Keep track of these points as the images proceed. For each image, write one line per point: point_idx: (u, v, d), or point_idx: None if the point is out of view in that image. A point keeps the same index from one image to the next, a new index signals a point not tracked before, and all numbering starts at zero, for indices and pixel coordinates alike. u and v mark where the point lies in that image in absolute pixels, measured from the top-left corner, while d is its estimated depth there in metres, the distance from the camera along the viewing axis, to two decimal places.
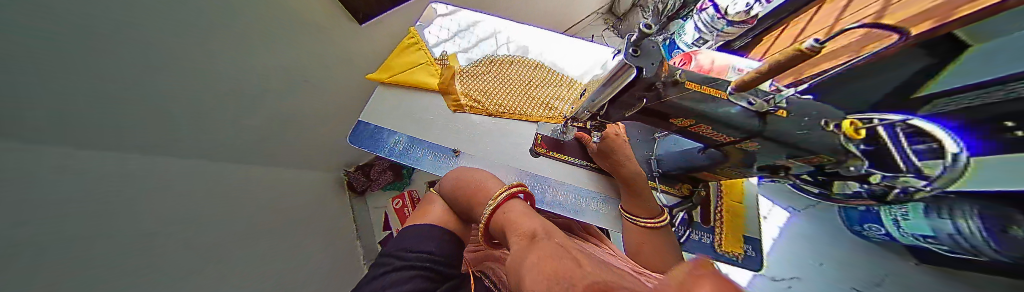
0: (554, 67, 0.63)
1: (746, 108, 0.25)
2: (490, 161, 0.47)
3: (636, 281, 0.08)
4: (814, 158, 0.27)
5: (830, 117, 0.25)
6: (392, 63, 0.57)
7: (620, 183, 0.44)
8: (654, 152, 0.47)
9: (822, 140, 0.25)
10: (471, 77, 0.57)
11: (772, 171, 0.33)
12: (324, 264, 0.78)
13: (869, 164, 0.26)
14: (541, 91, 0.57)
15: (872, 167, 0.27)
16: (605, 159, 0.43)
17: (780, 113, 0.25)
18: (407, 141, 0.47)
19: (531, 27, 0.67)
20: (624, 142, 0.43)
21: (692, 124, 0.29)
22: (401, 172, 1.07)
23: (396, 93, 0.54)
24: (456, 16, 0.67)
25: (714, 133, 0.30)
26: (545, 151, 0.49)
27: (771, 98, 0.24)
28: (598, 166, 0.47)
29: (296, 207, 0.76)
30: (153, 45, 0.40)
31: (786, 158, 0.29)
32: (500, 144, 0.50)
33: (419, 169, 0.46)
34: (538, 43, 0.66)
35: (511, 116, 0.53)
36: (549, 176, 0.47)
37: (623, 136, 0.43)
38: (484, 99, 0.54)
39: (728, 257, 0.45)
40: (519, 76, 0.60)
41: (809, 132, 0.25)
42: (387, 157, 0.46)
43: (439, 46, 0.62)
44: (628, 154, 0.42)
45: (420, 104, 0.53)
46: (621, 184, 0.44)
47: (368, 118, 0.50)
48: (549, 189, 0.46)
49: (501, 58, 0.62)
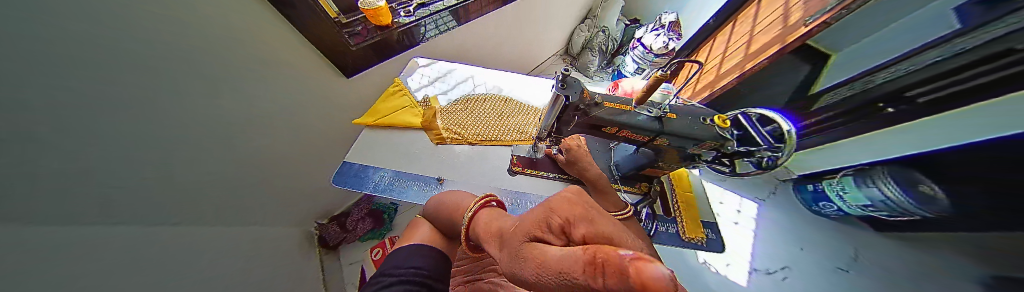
0: (522, 100, 0.75)
1: (649, 117, 0.36)
2: (472, 184, 0.52)
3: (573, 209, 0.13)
4: (706, 144, 0.37)
5: (705, 115, 0.37)
6: (378, 108, 0.64)
7: (588, 185, 0.50)
8: (613, 160, 0.57)
9: (703, 130, 0.36)
10: (451, 113, 0.66)
11: (689, 159, 0.43)
12: None
13: (737, 143, 0.37)
14: (512, 120, 0.67)
15: (742, 146, 0.37)
16: (573, 167, 0.51)
17: (669, 116, 0.36)
18: (392, 175, 0.51)
19: (499, 72, 0.81)
20: (585, 152, 0.50)
21: (618, 131, 0.38)
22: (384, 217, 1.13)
23: (382, 134, 0.59)
24: (435, 67, 0.79)
25: (636, 136, 0.39)
26: (521, 169, 0.55)
27: (660, 107, 0.36)
28: (569, 175, 0.54)
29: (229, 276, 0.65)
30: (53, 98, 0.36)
31: (691, 147, 0.38)
32: (480, 169, 0.55)
33: (404, 202, 0.49)
34: (506, 82, 0.79)
35: (488, 143, 0.60)
36: (527, 191, 0.53)
37: (584, 147, 0.51)
38: (463, 130, 0.61)
39: (694, 243, 0.51)
40: (493, 109, 0.70)
41: (691, 127, 0.36)
42: (371, 193, 0.48)
43: (421, 91, 0.71)
44: (590, 160, 0.50)
45: (404, 141, 0.58)
46: (589, 185, 0.50)
47: (354, 158, 0.54)
48: (528, 203, 0.51)
49: (476, 96, 0.73)
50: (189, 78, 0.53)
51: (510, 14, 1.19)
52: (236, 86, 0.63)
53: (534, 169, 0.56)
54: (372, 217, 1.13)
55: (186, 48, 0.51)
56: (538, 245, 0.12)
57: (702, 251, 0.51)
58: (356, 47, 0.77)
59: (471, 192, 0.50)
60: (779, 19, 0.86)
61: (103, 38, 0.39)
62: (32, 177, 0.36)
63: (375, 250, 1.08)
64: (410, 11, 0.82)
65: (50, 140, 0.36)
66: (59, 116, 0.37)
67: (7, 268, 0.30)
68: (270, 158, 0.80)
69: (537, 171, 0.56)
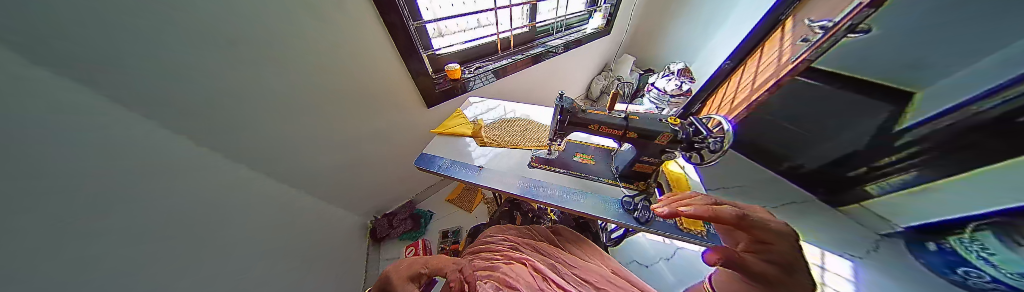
0: (543, 122, 1.00)
1: (620, 118, 0.56)
2: (505, 172, 0.76)
3: (426, 259, 0.55)
4: (664, 136, 0.54)
5: (662, 118, 0.56)
6: (447, 123, 0.99)
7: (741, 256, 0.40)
8: (613, 163, 0.73)
9: (657, 126, 0.54)
10: (492, 128, 0.95)
11: (662, 152, 0.57)
12: None
13: (684, 133, 0.53)
14: (533, 134, 0.91)
15: (689, 135, 0.52)
16: (759, 248, 0.40)
17: (633, 118, 0.56)
18: (450, 162, 0.81)
19: (529, 105, 1.11)
20: (780, 231, 0.40)
21: (599, 127, 0.58)
22: (420, 221, 1.46)
23: (446, 139, 0.92)
24: (483, 103, 1.14)
25: (612, 131, 0.57)
26: (538, 165, 0.77)
27: (622, 113, 0.57)
28: (756, 251, 0.40)
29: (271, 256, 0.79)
30: (194, 107, 0.54)
31: (655, 139, 0.55)
32: (511, 164, 0.79)
33: (456, 178, 0.75)
34: (533, 111, 1.07)
35: (516, 147, 0.84)
36: (542, 180, 0.72)
37: (773, 224, 0.41)
38: (498, 139, 0.88)
39: (693, 234, 0.58)
40: (522, 127, 0.96)
41: (649, 124, 0.54)
42: (437, 169, 0.78)
43: (474, 116, 1.04)
44: (766, 240, 0.39)
45: (461, 144, 0.89)
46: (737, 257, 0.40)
47: (428, 150, 0.86)
48: (541, 188, 0.70)
49: (511, 119, 1.02)
50: (254, 103, 0.66)
51: (538, 71, 1.58)
52: (301, 112, 0.80)
53: (759, 254, 0.39)
54: (412, 220, 1.46)
55: (251, 79, 0.63)
56: (427, 263, 0.53)
57: (703, 243, 0.57)
58: (440, 90, 1.19)
59: (503, 175, 0.74)
60: (776, 58, 0.99)
61: (203, 77, 0.53)
62: (187, 155, 0.55)
63: (410, 249, 1.35)
64: (472, 71, 1.27)
65: (187, 139, 0.54)
66: (198, 118, 0.55)
67: (125, 215, 0.44)
68: (356, 163, 1.13)
69: (783, 263, 0.37)
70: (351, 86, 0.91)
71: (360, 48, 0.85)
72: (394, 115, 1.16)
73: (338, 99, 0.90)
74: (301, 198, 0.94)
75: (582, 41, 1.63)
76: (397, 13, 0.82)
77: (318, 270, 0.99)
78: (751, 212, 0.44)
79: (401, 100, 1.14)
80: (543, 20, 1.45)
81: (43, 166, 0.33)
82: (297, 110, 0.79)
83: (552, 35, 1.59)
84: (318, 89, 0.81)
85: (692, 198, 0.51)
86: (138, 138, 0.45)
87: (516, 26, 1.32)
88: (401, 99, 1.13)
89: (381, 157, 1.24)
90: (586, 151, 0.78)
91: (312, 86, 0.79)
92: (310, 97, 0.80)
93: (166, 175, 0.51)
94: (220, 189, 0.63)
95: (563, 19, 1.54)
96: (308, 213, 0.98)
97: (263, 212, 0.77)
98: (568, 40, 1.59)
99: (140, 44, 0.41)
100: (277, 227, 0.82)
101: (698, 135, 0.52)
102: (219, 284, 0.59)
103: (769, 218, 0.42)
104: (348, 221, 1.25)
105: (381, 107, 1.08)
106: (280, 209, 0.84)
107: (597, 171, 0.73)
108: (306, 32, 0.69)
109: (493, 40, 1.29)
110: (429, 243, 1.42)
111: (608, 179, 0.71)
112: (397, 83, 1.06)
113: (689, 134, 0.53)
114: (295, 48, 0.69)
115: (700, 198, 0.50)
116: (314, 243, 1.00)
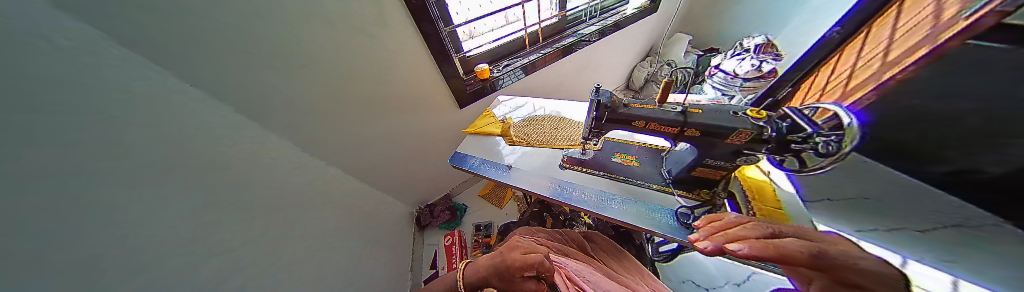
0: (575, 119, 0.93)
1: (674, 112, 0.46)
2: (535, 172, 0.73)
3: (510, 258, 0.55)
4: (741, 132, 0.41)
5: (739, 110, 0.43)
6: (477, 123, 1.00)
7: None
8: (664, 166, 0.62)
9: (729, 120, 0.42)
10: (520, 127, 0.92)
11: (734, 154, 0.45)
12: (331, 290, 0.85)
13: (774, 129, 0.39)
14: (565, 132, 0.85)
15: (782, 132, 0.39)
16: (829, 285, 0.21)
17: (694, 111, 0.45)
18: (480, 160, 0.82)
19: (559, 101, 1.04)
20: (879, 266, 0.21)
21: (645, 123, 0.49)
22: (456, 213, 1.58)
23: (476, 138, 0.94)
24: (511, 101, 1.12)
25: (662, 127, 0.48)
26: (570, 166, 0.71)
27: (678, 106, 0.47)
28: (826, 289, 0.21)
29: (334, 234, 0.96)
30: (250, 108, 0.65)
31: (726, 137, 0.43)
32: (542, 165, 0.75)
33: (486, 176, 0.76)
34: (565, 108, 1.01)
35: (546, 146, 0.80)
36: (575, 182, 0.67)
37: (861, 258, 0.22)
38: (527, 138, 0.85)
39: None
40: (552, 124, 0.91)
41: (717, 118, 0.43)
42: (468, 168, 0.80)
43: (503, 115, 1.04)
44: (850, 271, 0.21)
45: (490, 143, 0.89)
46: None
47: (461, 149, 0.90)
48: (573, 191, 0.64)
49: (540, 116, 0.97)
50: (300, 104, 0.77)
51: (569, 63, 1.47)
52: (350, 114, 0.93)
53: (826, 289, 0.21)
54: (449, 212, 1.58)
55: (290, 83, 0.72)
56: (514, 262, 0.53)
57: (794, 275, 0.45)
58: (470, 91, 1.23)
59: (533, 176, 0.71)
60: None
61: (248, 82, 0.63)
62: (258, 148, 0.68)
63: (448, 238, 1.48)
64: (500, 70, 1.27)
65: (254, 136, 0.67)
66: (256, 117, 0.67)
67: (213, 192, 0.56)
68: (400, 158, 1.27)
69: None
70: (391, 90, 1.01)
71: (396, 54, 0.93)
72: (432, 116, 1.26)
73: (383, 103, 1.02)
74: (357, 188, 1.11)
75: (621, 25, 1.45)
76: (429, 19, 0.87)
77: (373, 248, 1.16)
78: (831, 249, 0.25)
79: (437, 102, 1.22)
80: (575, 7, 1.33)
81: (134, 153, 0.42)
82: (340, 112, 0.91)
83: (585, 22, 1.45)
84: (360, 92, 0.92)
85: (739, 225, 0.39)
86: (214, 133, 0.57)
87: (544, 17, 1.25)
88: (437, 101, 1.21)
89: (421, 153, 1.38)
90: (627, 150, 0.69)
91: (354, 89, 0.90)
92: (354, 101, 0.92)
93: (244, 164, 0.64)
94: (287, 178, 0.77)
95: (597, 2, 1.39)
96: (363, 201, 1.16)
97: (324, 198, 0.93)
98: (604, 25, 1.43)
99: (192, 51, 0.50)
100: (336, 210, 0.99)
101: (796, 132, 0.38)
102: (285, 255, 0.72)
103: (851, 254, 0.23)
104: (397, 209, 1.45)
105: (420, 108, 1.18)
106: (339, 196, 1.01)
107: (641, 173, 0.63)
108: (313, 37, 0.70)
109: (521, 35, 1.25)
110: (465, 234, 1.53)
111: (657, 185, 0.61)
112: (431, 85, 1.13)
113: (784, 130, 0.39)
114: (334, 58, 0.79)
115: (747, 226, 0.37)
116: (370, 225, 1.18)
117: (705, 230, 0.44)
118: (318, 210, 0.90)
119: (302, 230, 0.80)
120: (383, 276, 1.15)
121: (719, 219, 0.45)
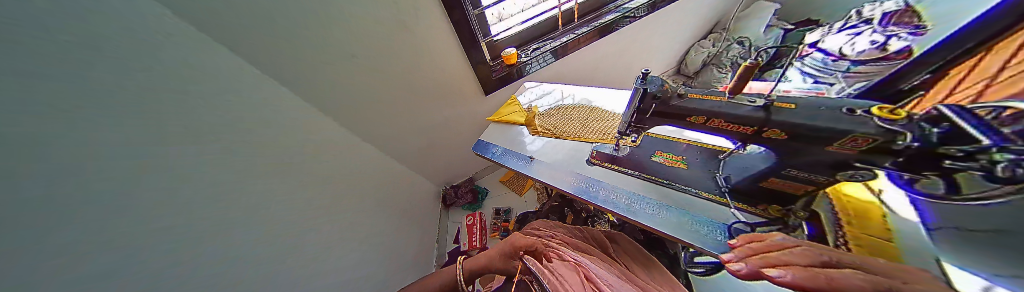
0: (609, 109, 0.83)
1: (751, 105, 0.37)
2: (558, 166, 0.68)
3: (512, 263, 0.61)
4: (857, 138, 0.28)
5: (858, 106, 0.29)
6: (502, 111, 0.97)
7: None
8: (720, 170, 0.52)
9: (841, 121, 0.29)
10: (547, 116, 0.87)
11: (837, 164, 0.33)
12: (368, 254, 0.96)
13: (916, 138, 0.24)
14: (596, 124, 0.77)
15: (922, 142, 0.23)
16: None
17: (785, 105, 0.34)
18: (502, 150, 0.81)
19: (593, 88, 0.94)
20: None
21: (707, 119, 0.42)
22: (478, 197, 1.64)
23: (499, 127, 0.92)
24: (538, 87, 1.05)
25: (730, 125, 0.40)
26: (599, 162, 0.65)
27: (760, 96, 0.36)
28: None
29: (373, 206, 1.07)
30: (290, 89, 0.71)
31: (828, 144, 0.31)
32: (567, 158, 0.70)
33: (507, 166, 0.75)
34: (599, 96, 0.91)
35: (573, 138, 0.74)
36: (603, 180, 0.61)
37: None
38: (553, 129, 0.80)
39: None
40: (582, 115, 0.83)
41: (823, 114, 0.31)
42: (490, 157, 0.80)
43: (529, 102, 0.98)
44: None
45: (513, 132, 0.87)
46: None
47: (484, 137, 0.89)
48: (599, 189, 0.59)
49: (568, 105, 0.90)
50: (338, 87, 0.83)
51: (608, 45, 1.30)
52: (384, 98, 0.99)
53: None
54: (471, 194, 1.65)
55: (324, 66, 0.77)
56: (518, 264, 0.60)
57: None
58: (496, 77, 1.18)
59: (556, 170, 0.67)
60: None
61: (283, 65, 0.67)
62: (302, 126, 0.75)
63: (469, 219, 1.57)
64: (528, 54, 1.19)
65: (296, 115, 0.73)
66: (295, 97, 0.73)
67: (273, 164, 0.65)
68: (429, 140, 1.34)
69: None
70: (420, 75, 1.03)
71: (425, 38, 0.92)
72: (458, 102, 1.26)
73: (413, 89, 1.06)
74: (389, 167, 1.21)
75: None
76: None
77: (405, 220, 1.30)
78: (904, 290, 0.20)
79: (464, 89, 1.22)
80: None
81: (212, 126, 0.49)
82: (375, 95, 0.97)
83: None
84: (391, 75, 0.94)
85: (783, 249, 0.33)
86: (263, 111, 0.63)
87: None
88: (464, 88, 1.21)
89: (448, 139, 1.43)
90: (672, 149, 0.60)
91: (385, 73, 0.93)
92: (386, 84, 0.97)
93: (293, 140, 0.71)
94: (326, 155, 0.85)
95: None
96: (396, 179, 1.28)
97: (362, 174, 1.03)
98: None
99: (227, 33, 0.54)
100: (372, 185, 1.10)
101: (956, 143, 0.21)
102: (331, 220, 0.83)
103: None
104: (426, 189, 1.57)
105: (448, 95, 1.19)
106: (378, 172, 1.15)
107: (687, 177, 0.54)
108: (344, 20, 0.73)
109: (554, 14, 1.13)
110: (485, 217, 1.60)
111: (707, 192, 0.52)
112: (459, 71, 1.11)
113: (924, 138, 0.23)
114: (369, 47, 0.83)
115: (795, 252, 0.32)
116: (402, 201, 1.31)
117: (740, 251, 0.37)
118: (359, 184, 1.01)
119: (347, 200, 0.93)
120: (413, 245, 1.28)
121: (759, 239, 0.39)
